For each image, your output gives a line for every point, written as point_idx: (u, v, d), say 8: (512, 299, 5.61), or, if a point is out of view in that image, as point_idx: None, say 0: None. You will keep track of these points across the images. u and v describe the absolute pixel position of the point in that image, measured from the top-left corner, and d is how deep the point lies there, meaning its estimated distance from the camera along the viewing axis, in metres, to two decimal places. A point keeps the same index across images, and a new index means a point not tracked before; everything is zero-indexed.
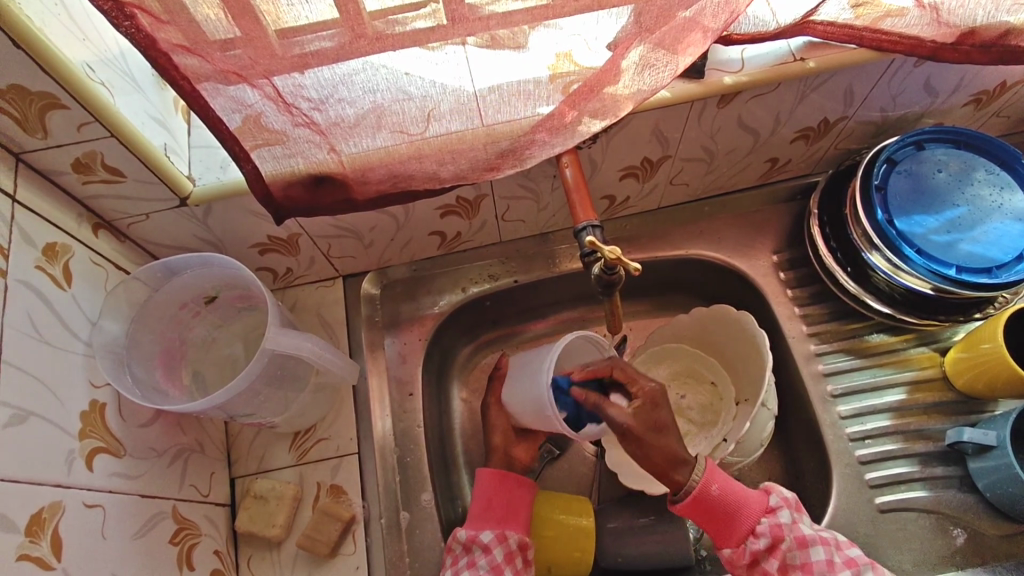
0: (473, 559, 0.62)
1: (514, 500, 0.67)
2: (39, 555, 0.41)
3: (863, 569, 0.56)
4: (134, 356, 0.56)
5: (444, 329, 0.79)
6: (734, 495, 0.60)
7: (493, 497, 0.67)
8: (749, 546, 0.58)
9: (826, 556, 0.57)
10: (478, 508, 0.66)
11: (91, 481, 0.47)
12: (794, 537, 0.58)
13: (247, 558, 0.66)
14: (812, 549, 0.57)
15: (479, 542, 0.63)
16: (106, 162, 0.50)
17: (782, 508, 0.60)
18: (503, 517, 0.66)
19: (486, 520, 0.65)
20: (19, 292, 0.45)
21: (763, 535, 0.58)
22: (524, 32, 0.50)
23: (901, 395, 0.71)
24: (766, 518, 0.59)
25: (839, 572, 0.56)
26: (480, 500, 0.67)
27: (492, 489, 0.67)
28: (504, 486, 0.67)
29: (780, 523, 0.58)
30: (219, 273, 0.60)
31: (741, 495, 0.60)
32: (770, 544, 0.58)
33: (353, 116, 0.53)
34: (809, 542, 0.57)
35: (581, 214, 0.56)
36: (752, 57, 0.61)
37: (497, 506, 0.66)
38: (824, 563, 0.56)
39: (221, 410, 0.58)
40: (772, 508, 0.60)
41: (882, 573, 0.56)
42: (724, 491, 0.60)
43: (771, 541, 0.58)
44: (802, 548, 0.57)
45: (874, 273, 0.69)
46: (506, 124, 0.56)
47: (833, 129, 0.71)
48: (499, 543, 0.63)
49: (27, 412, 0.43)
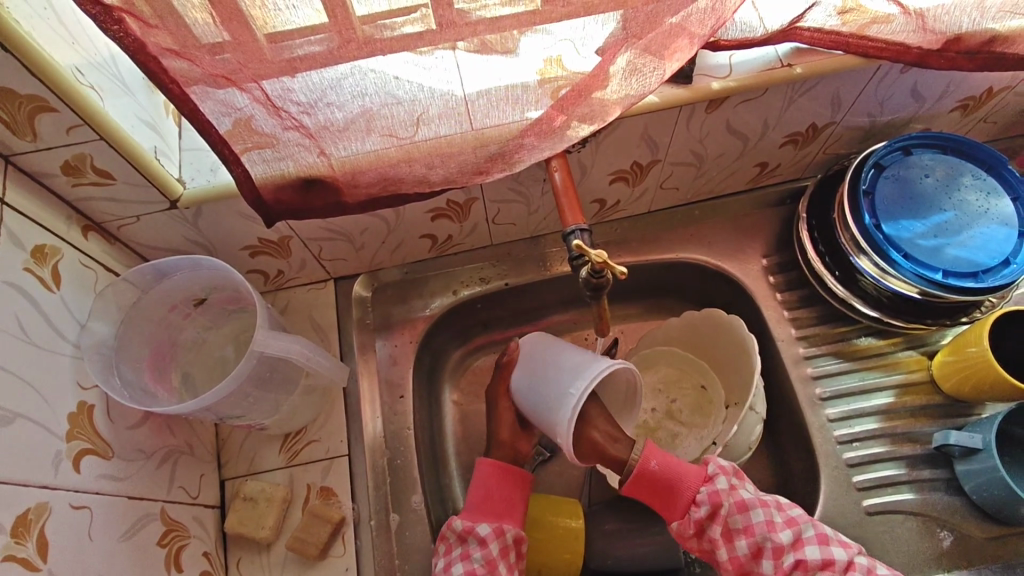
0: (467, 551, 0.63)
1: (512, 494, 0.68)
2: (25, 556, 0.41)
3: (803, 529, 0.59)
4: (123, 358, 0.56)
5: (436, 331, 0.80)
6: (671, 468, 0.63)
7: (492, 491, 0.67)
8: (692, 515, 0.62)
9: (765, 517, 0.60)
10: (477, 500, 0.67)
11: (78, 482, 0.47)
12: (732, 502, 0.61)
13: (236, 560, 0.66)
14: (751, 511, 0.60)
15: (476, 534, 0.63)
16: (96, 164, 0.51)
17: (720, 475, 0.63)
18: (501, 510, 0.67)
19: (483, 512, 0.66)
20: (7, 293, 0.45)
21: (703, 503, 0.61)
22: (513, 37, 0.50)
23: (889, 398, 0.72)
24: (705, 486, 0.62)
25: (777, 531, 0.59)
26: (479, 493, 0.67)
27: (492, 481, 0.68)
28: (506, 481, 0.68)
29: (718, 489, 0.61)
30: (209, 274, 0.60)
31: (680, 467, 0.63)
32: (711, 511, 0.61)
33: (343, 119, 0.53)
34: (747, 505, 0.60)
35: (570, 218, 0.57)
36: (740, 63, 0.62)
37: (496, 499, 0.67)
38: (763, 524, 0.59)
39: (211, 412, 0.58)
40: (709, 476, 0.63)
41: (821, 530, 0.58)
42: (663, 465, 0.63)
43: (711, 509, 0.61)
44: (741, 512, 0.60)
45: (862, 277, 0.70)
46: (495, 128, 0.56)
47: (821, 133, 0.72)
48: (496, 537, 0.64)
49: (14, 414, 0.43)
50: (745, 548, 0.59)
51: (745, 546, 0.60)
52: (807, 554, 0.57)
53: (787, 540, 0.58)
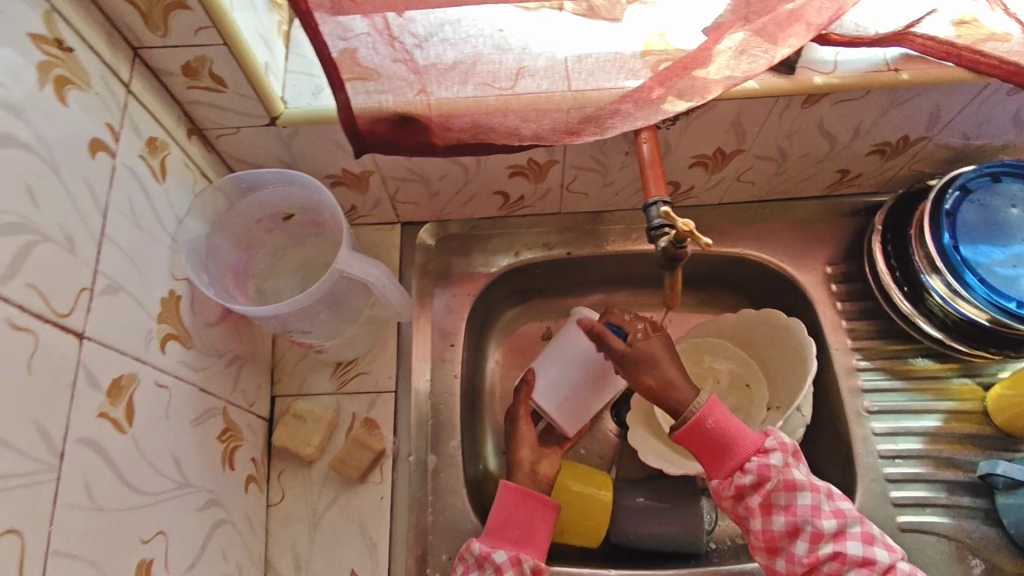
0: None
1: (534, 521, 0.65)
2: (115, 417, 0.42)
3: (848, 522, 0.57)
4: (211, 259, 0.58)
5: (492, 289, 0.81)
6: (730, 429, 0.61)
7: (512, 516, 0.65)
8: (735, 479, 0.59)
9: (813, 502, 0.57)
10: (496, 523, 0.65)
11: (162, 363, 0.49)
12: (782, 479, 0.58)
13: (279, 472, 0.68)
14: (799, 493, 0.57)
15: (492, 561, 0.62)
16: (213, 70, 0.53)
17: (776, 449, 0.60)
18: (521, 537, 0.65)
19: (501, 537, 0.64)
20: (124, 175, 0.47)
21: (750, 471, 0.59)
22: (621, 5, 0.58)
23: (937, 422, 0.71)
24: (758, 456, 0.59)
25: (822, 519, 0.57)
26: (499, 515, 0.65)
27: (515, 507, 0.65)
28: (524, 506, 0.66)
29: (771, 463, 0.59)
30: (298, 194, 0.61)
31: (735, 430, 0.60)
32: (756, 481, 0.58)
33: (452, 59, 0.56)
34: (796, 486, 0.58)
35: (653, 188, 0.58)
36: (846, 61, 0.61)
37: (515, 525, 0.65)
38: (808, 508, 0.57)
39: (281, 322, 0.60)
40: (765, 448, 0.60)
41: (866, 528, 0.57)
42: (721, 426, 0.61)
43: (757, 478, 0.58)
44: (789, 491, 0.58)
45: (931, 296, 0.68)
46: (594, 91, 0.58)
47: (910, 148, 0.71)
48: (512, 566, 0.62)
49: (119, 286, 0.44)
50: (781, 525, 0.57)
51: (781, 523, 0.57)
52: (847, 548, 0.56)
53: (829, 529, 0.57)
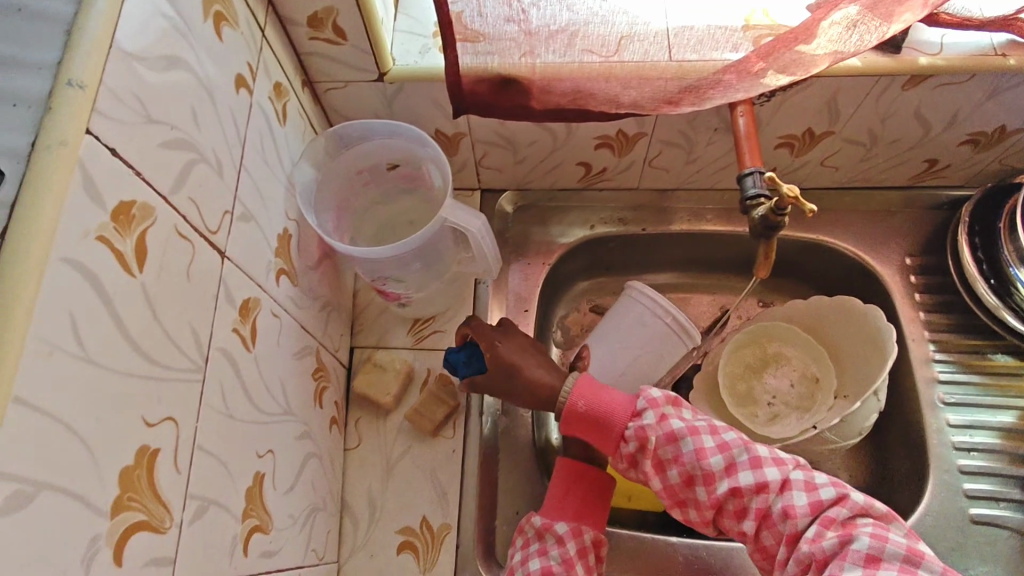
0: (545, 548, 0.60)
1: (593, 495, 0.63)
2: (243, 334, 0.45)
3: (735, 453, 0.53)
4: (318, 203, 0.60)
5: (565, 260, 0.83)
6: (600, 407, 0.56)
7: (570, 489, 0.63)
8: (623, 450, 0.55)
9: (694, 446, 0.54)
10: (555, 498, 0.63)
11: (277, 293, 0.52)
12: (661, 434, 0.54)
13: (356, 419, 0.71)
14: (682, 442, 0.54)
15: (554, 532, 0.60)
16: (337, 23, 0.56)
17: (646, 407, 0.55)
18: (580, 510, 0.62)
19: (561, 511, 0.62)
20: (256, 112, 0.49)
21: (630, 438, 0.55)
22: None
23: (1013, 418, 0.71)
24: (631, 421, 0.55)
25: (708, 459, 0.53)
26: (557, 490, 0.64)
27: (572, 483, 0.63)
28: (583, 480, 0.63)
29: (644, 424, 0.55)
30: (402, 147, 0.63)
31: (605, 404, 0.56)
32: (639, 447, 0.54)
33: (563, 23, 0.59)
34: (678, 436, 0.54)
35: (749, 161, 0.59)
36: (952, 44, 0.60)
37: (574, 498, 0.63)
38: (693, 453, 0.53)
39: (378, 268, 0.62)
40: (637, 411, 0.56)
41: (753, 453, 0.53)
42: (592, 406, 0.56)
43: (638, 445, 0.54)
44: (671, 443, 0.54)
45: (1019, 290, 0.68)
46: (699, 63, 0.59)
47: (1006, 139, 0.70)
48: (573, 537, 0.60)
49: (250, 215, 0.47)
50: (677, 479, 0.54)
51: (676, 476, 0.54)
52: (740, 480, 0.52)
53: (718, 467, 0.53)
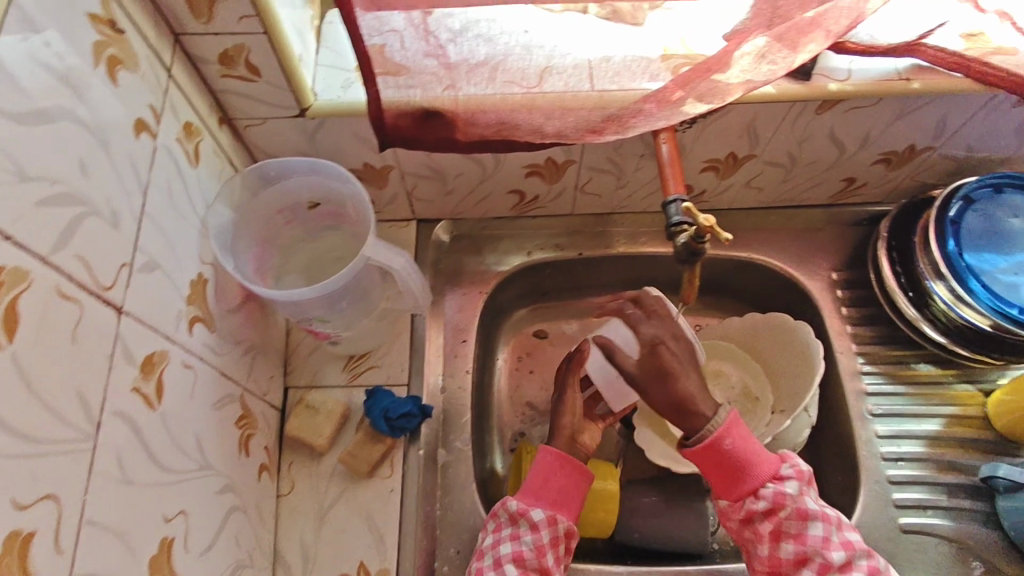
0: (517, 532, 0.63)
1: (570, 485, 0.65)
2: (146, 393, 0.43)
3: (853, 552, 0.58)
4: (235, 245, 0.59)
5: (502, 288, 0.83)
6: (747, 451, 0.61)
7: (551, 478, 0.65)
8: (748, 505, 0.60)
9: (823, 533, 0.58)
10: (534, 484, 0.65)
11: (190, 345, 0.50)
12: (794, 508, 0.59)
13: (289, 464, 0.69)
14: (812, 523, 0.58)
15: (528, 518, 0.63)
16: (249, 59, 0.54)
17: (792, 477, 0.61)
18: (558, 499, 0.65)
19: (539, 497, 0.64)
20: (161, 156, 0.47)
21: (764, 498, 0.60)
22: (642, 10, 0.63)
23: (938, 426, 0.73)
24: (772, 484, 0.60)
25: (831, 551, 0.57)
26: (536, 477, 0.66)
27: (554, 472, 0.65)
28: (564, 470, 0.66)
29: (785, 492, 0.59)
30: (323, 184, 0.63)
31: (752, 453, 0.61)
32: (771, 508, 0.59)
33: (483, 56, 0.59)
34: (808, 515, 0.58)
35: (672, 187, 0.60)
36: (859, 71, 0.62)
37: (552, 487, 0.65)
38: (819, 539, 0.58)
39: (303, 309, 0.61)
40: (780, 474, 0.61)
41: (874, 561, 0.57)
42: (737, 446, 0.61)
43: (770, 506, 0.59)
44: (800, 520, 0.58)
45: (934, 302, 0.71)
46: (618, 92, 0.60)
47: (915, 158, 0.73)
48: (548, 525, 0.63)
49: (155, 264, 0.45)
50: (789, 553, 0.58)
51: (789, 551, 0.58)
52: None
53: (837, 561, 0.57)
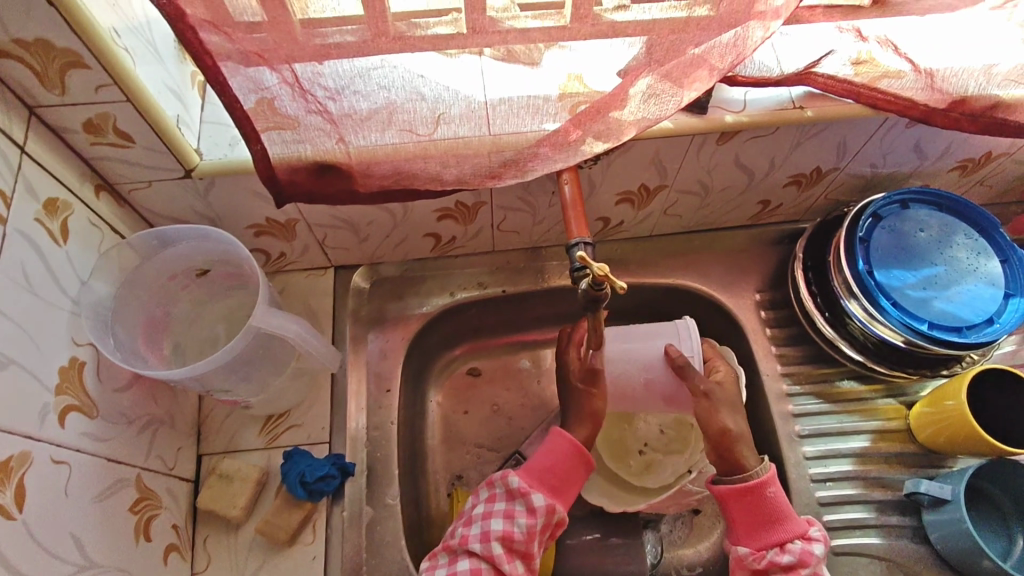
0: (511, 512, 0.61)
1: (575, 477, 0.64)
2: (2, 504, 0.43)
3: None
4: (118, 319, 0.58)
5: (428, 331, 0.80)
6: (784, 505, 0.61)
7: (557, 465, 0.64)
8: (772, 555, 0.59)
9: None
10: (544, 465, 0.63)
11: (61, 437, 0.49)
12: (816, 573, 0.58)
13: (204, 538, 0.65)
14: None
15: (529, 501, 0.61)
16: (118, 126, 0.52)
17: (819, 540, 0.60)
18: (557, 486, 0.63)
19: (541, 480, 0.63)
20: (16, 242, 0.47)
21: (789, 552, 0.59)
22: (538, 49, 0.52)
23: (865, 442, 0.73)
24: (801, 541, 0.59)
25: None
26: (548, 458, 0.64)
27: (569, 459, 0.64)
28: (574, 460, 0.64)
29: (813, 551, 0.59)
30: (213, 248, 0.61)
31: (789, 509, 0.61)
32: (795, 563, 0.58)
33: (366, 109, 0.54)
34: None
35: (576, 231, 0.57)
36: (755, 100, 0.63)
37: (557, 474, 0.63)
38: None
39: (198, 382, 0.59)
40: (810, 534, 0.60)
41: None
42: (777, 497, 0.61)
43: (794, 561, 0.58)
44: None
45: (850, 320, 0.71)
46: (513, 135, 0.57)
47: (824, 178, 0.74)
48: (544, 513, 0.61)
49: (8, 359, 0.45)
50: None
51: None
52: None
53: None
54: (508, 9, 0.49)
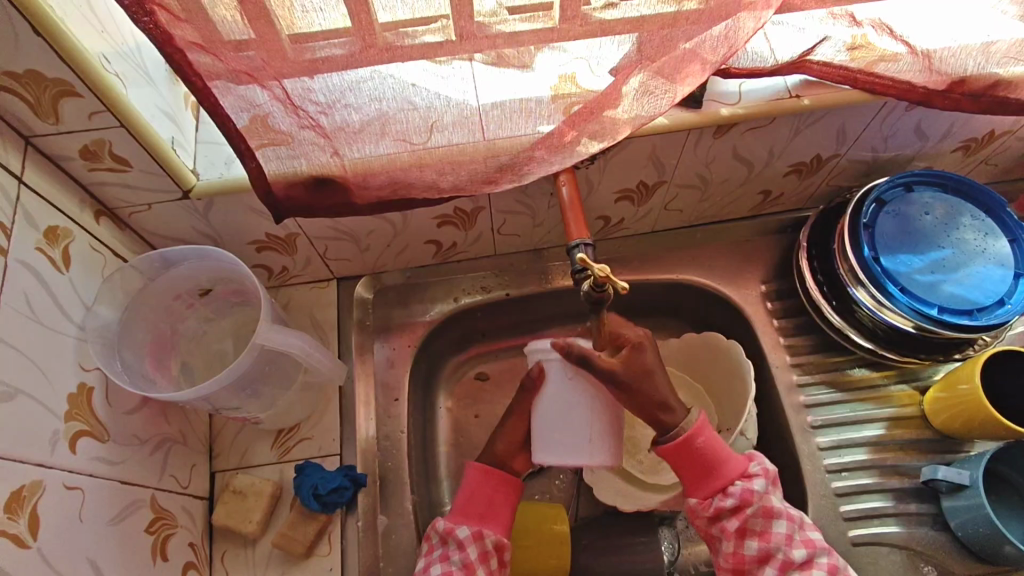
0: (447, 552, 0.61)
1: (497, 497, 0.64)
2: (16, 532, 0.43)
3: (817, 552, 0.57)
4: (126, 343, 0.58)
5: (433, 337, 0.80)
6: (717, 448, 0.60)
7: (473, 495, 0.64)
8: (716, 501, 0.59)
9: (787, 530, 0.58)
10: (463, 501, 0.64)
11: (73, 463, 0.50)
12: (761, 507, 0.58)
13: (221, 554, 0.66)
14: (775, 521, 0.58)
15: (455, 537, 0.62)
16: (114, 152, 0.52)
17: (759, 475, 0.60)
18: (485, 514, 0.64)
19: (466, 514, 0.63)
20: (18, 271, 0.48)
21: (732, 495, 0.59)
22: (529, 52, 0.51)
23: (879, 430, 0.73)
24: (742, 481, 0.59)
25: (794, 548, 0.57)
26: (465, 492, 0.65)
27: (477, 484, 0.65)
28: (488, 482, 0.65)
29: (753, 489, 0.59)
30: (215, 266, 0.62)
31: (723, 452, 0.60)
32: (738, 506, 0.59)
33: (359, 121, 0.54)
34: (773, 513, 0.58)
35: (575, 231, 0.56)
36: (750, 91, 0.63)
37: (479, 502, 0.64)
38: (783, 536, 0.58)
39: (208, 402, 0.60)
40: (749, 472, 0.60)
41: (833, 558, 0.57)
42: (709, 445, 0.60)
43: (738, 503, 0.58)
44: (766, 518, 0.58)
45: (859, 308, 0.70)
46: (507, 140, 0.56)
47: (825, 165, 0.73)
48: (475, 541, 0.62)
49: (14, 389, 0.45)
50: (753, 551, 0.58)
51: (754, 548, 0.58)
52: None
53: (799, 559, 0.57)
54: (497, 13, 0.48)
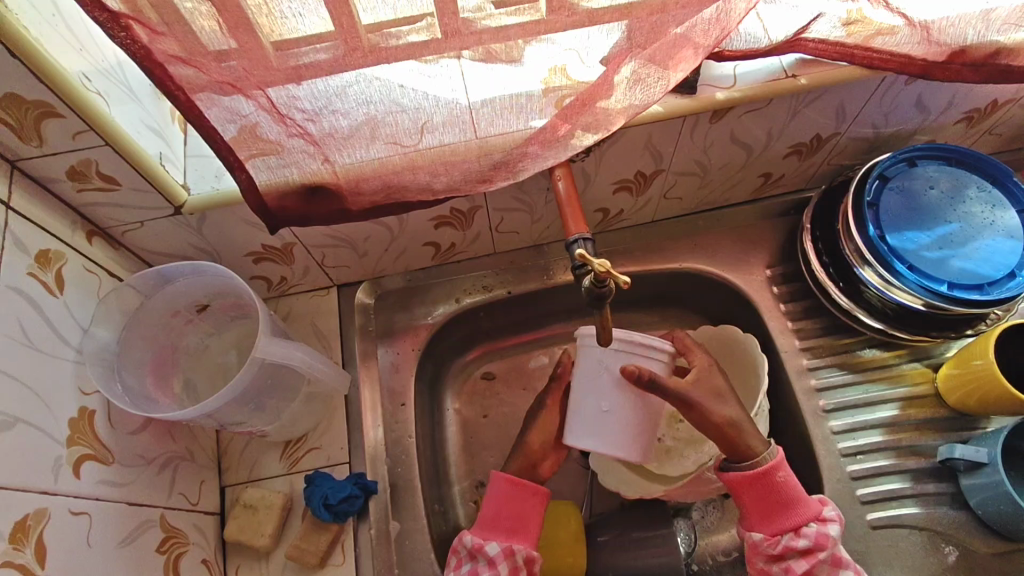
0: (477, 568, 0.59)
1: (525, 510, 0.63)
2: (23, 562, 0.43)
3: None
4: (124, 363, 0.58)
5: (438, 340, 0.80)
6: (798, 490, 0.59)
7: (503, 506, 0.63)
8: (787, 540, 0.58)
9: None
10: (489, 515, 0.62)
11: (78, 488, 0.49)
12: (832, 553, 0.57)
13: (235, 568, 0.66)
14: (843, 571, 0.56)
15: (485, 553, 0.59)
16: (100, 170, 0.51)
17: (834, 521, 0.58)
18: (514, 528, 0.62)
19: (493, 529, 0.62)
20: (10, 298, 0.47)
21: (805, 536, 0.57)
22: (518, 46, 0.50)
23: (894, 411, 0.72)
24: (816, 523, 0.58)
25: None
26: (491, 507, 0.63)
27: (504, 497, 0.63)
28: (517, 494, 0.63)
29: (829, 534, 0.57)
30: (211, 281, 0.61)
31: (802, 492, 0.59)
32: (810, 548, 0.57)
33: (348, 127, 0.53)
34: (843, 562, 0.57)
35: (573, 227, 0.54)
36: (744, 73, 0.61)
37: (507, 514, 0.62)
38: None
39: (212, 419, 0.59)
40: (824, 516, 0.58)
41: None
42: (789, 483, 0.59)
43: (811, 545, 0.57)
44: (834, 566, 0.57)
45: (867, 288, 0.69)
46: (499, 137, 0.55)
47: (826, 144, 0.72)
48: (505, 558, 0.59)
49: (14, 419, 0.45)
50: None
51: None
52: None
53: None
54: (482, 8, 0.46)
